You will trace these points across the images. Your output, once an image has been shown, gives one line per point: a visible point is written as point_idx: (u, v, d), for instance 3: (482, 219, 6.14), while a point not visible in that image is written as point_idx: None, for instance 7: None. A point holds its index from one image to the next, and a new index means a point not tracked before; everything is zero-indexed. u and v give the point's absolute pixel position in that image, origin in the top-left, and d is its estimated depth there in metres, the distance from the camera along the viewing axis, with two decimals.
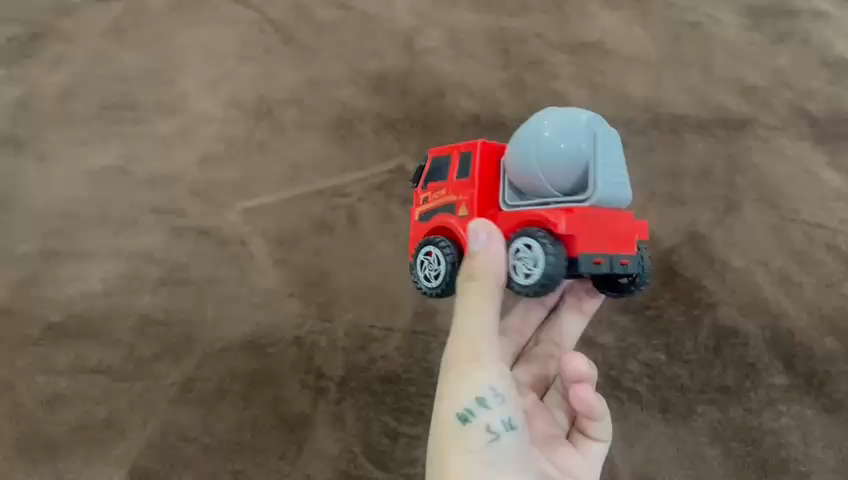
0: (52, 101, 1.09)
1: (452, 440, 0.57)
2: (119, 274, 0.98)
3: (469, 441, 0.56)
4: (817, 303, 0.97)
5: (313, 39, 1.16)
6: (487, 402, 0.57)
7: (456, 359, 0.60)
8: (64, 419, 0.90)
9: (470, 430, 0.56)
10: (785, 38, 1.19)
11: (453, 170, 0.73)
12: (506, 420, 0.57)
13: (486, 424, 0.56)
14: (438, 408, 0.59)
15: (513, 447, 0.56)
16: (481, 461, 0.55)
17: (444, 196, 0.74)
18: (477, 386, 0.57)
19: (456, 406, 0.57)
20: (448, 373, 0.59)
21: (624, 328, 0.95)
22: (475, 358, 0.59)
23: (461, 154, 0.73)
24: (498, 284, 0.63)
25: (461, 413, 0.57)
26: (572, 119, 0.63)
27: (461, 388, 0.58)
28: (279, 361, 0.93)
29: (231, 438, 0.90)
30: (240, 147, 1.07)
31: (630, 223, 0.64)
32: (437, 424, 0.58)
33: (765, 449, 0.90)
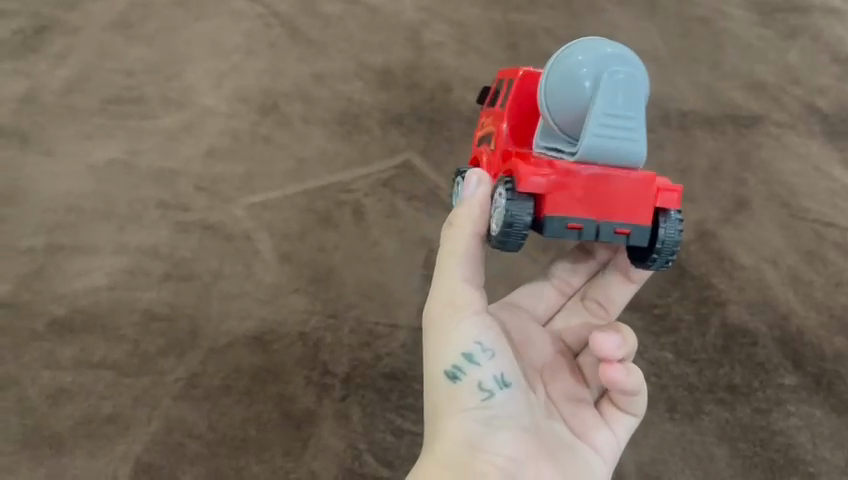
0: (57, 95, 1.09)
1: (445, 396, 0.63)
2: (123, 269, 0.97)
3: (461, 397, 0.62)
4: (826, 303, 0.97)
5: (319, 33, 1.15)
6: (474, 358, 0.63)
7: (443, 314, 0.65)
8: (69, 414, 0.90)
9: (462, 386, 0.63)
10: (795, 33, 1.18)
11: (501, 97, 0.82)
12: (497, 377, 0.63)
13: (477, 380, 0.62)
14: (431, 367, 0.65)
15: (506, 399, 0.62)
16: (475, 417, 0.62)
17: (489, 126, 0.83)
18: (465, 342, 0.63)
19: (446, 365, 0.64)
20: (436, 332, 0.65)
21: (631, 327, 0.94)
22: (458, 315, 0.64)
23: (509, 82, 0.81)
24: (478, 230, 0.65)
25: (452, 370, 0.63)
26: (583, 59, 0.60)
27: (449, 346, 0.64)
28: (284, 357, 0.93)
29: (237, 433, 0.89)
30: (245, 142, 1.07)
31: (627, 185, 0.61)
32: (430, 382, 0.65)
33: (773, 449, 0.89)
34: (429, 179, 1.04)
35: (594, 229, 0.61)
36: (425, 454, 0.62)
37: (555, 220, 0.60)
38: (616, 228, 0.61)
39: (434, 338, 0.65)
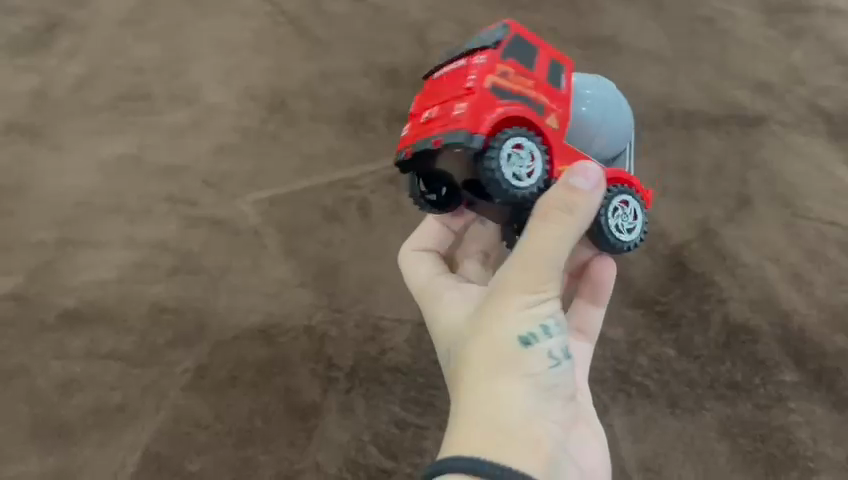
0: (68, 92, 1.11)
1: (510, 362, 0.56)
2: (132, 262, 0.99)
3: (529, 366, 0.56)
4: (830, 301, 0.97)
5: (326, 32, 1.17)
6: (550, 330, 0.57)
7: (525, 277, 0.57)
8: (78, 403, 0.91)
9: (531, 354, 0.57)
10: (800, 34, 1.18)
11: (543, 68, 0.59)
12: (562, 349, 0.58)
13: (547, 351, 0.57)
14: (493, 326, 0.57)
15: (565, 374, 0.59)
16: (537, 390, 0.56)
17: (532, 90, 0.57)
18: (543, 312, 0.57)
19: (519, 332, 0.57)
20: (508, 291, 0.57)
21: (634, 322, 0.95)
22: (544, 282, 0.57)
23: (553, 59, 0.60)
24: (589, 213, 0.56)
25: (524, 336, 0.57)
26: (607, 95, 0.63)
27: (522, 312, 0.57)
28: (290, 350, 0.93)
29: (243, 424, 0.90)
30: (253, 139, 1.08)
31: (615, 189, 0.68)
32: (490, 341, 0.57)
33: (774, 444, 0.89)
34: None
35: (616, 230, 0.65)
36: (470, 414, 0.55)
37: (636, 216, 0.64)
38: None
39: (503, 295, 0.58)
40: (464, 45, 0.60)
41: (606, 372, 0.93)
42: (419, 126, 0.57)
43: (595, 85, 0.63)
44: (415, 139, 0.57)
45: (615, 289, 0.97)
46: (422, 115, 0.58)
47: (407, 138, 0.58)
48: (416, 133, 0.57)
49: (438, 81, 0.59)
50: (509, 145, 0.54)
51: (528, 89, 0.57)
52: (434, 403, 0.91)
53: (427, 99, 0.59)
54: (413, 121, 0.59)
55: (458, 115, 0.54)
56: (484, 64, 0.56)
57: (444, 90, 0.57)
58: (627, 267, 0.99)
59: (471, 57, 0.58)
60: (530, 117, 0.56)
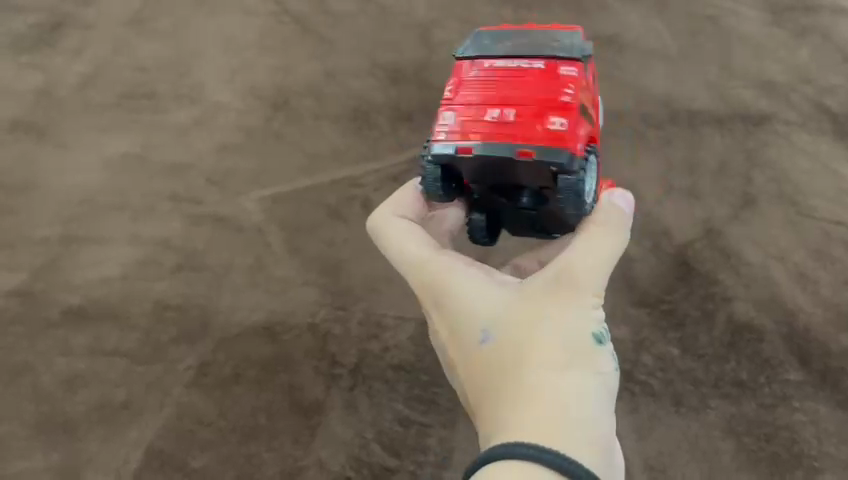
0: (72, 90, 1.11)
1: (583, 357, 0.60)
2: (136, 259, 0.99)
3: (600, 361, 0.60)
4: (834, 300, 0.96)
5: (330, 31, 1.16)
6: (605, 332, 0.63)
7: (589, 282, 0.63)
8: (82, 400, 0.91)
9: (602, 352, 0.61)
10: (806, 33, 1.18)
11: (596, 92, 0.67)
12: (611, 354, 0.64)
13: (609, 351, 0.62)
14: (560, 320, 0.61)
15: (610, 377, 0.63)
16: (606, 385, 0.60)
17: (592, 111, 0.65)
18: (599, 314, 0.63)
19: (589, 328, 0.61)
20: (575, 295, 0.62)
21: (639, 321, 0.95)
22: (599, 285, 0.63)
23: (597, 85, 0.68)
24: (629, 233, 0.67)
25: (596, 335, 0.61)
26: None
27: (588, 314, 0.62)
28: (293, 347, 0.93)
29: (247, 421, 0.90)
30: (257, 137, 1.08)
31: None
32: (565, 336, 0.60)
33: (778, 443, 0.89)
34: None
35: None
36: (557, 402, 0.57)
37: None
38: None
39: (571, 298, 0.62)
40: (541, 48, 0.64)
41: None
42: (497, 125, 0.60)
43: None
44: (497, 140, 0.59)
45: (619, 288, 0.97)
46: (496, 113, 0.61)
47: (483, 134, 0.60)
48: (500, 133, 0.60)
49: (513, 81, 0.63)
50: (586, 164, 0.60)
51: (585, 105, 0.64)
52: (437, 401, 0.91)
53: (495, 96, 0.62)
54: (481, 115, 0.61)
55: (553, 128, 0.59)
56: (568, 78, 0.62)
57: (526, 95, 0.61)
58: (632, 266, 0.98)
59: (555, 68, 0.63)
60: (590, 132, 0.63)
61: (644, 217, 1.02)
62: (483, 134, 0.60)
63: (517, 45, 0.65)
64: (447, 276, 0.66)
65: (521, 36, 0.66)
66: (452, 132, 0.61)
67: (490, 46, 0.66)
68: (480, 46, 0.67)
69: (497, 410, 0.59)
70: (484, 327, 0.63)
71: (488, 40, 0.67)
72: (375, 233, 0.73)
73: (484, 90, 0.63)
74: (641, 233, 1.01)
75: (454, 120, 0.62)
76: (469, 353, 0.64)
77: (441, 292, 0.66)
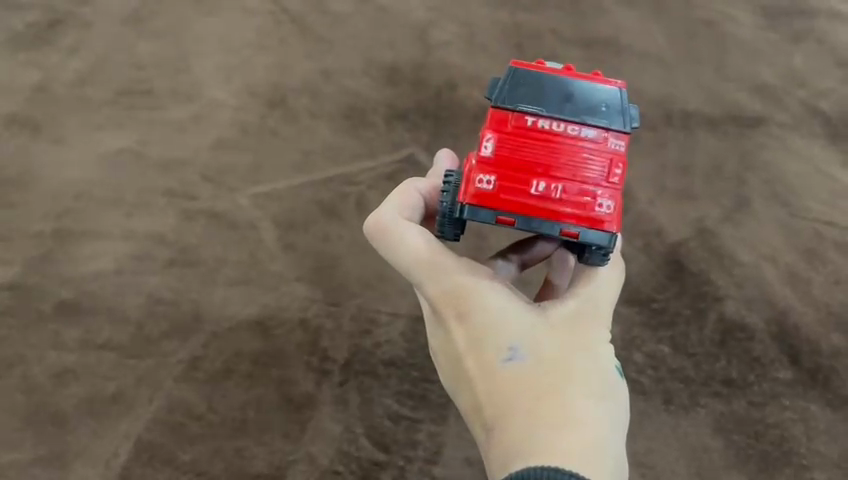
0: (69, 86, 1.12)
1: (607, 387, 0.61)
2: (129, 254, 0.99)
3: (619, 394, 0.62)
4: (825, 300, 0.97)
5: (327, 29, 1.17)
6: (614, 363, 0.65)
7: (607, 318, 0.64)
8: (72, 393, 0.91)
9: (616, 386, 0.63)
10: (801, 37, 1.18)
11: None
12: None
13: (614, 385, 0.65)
14: (588, 351, 0.62)
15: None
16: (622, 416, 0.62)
17: None
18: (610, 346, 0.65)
19: (608, 361, 0.62)
20: (598, 329, 0.63)
21: (629, 320, 0.95)
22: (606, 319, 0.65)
23: None
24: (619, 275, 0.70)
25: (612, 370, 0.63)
26: None
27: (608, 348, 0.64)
28: (285, 342, 0.94)
29: (237, 415, 0.91)
30: (253, 134, 1.09)
31: None
32: (594, 367, 0.61)
33: (768, 442, 0.90)
34: None
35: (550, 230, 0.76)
36: (594, 433, 0.57)
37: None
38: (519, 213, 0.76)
39: (596, 331, 0.63)
40: (584, 114, 0.61)
41: None
42: (541, 201, 0.60)
43: None
44: (540, 218, 0.60)
45: None
46: (539, 186, 0.60)
47: (525, 208, 0.60)
48: (541, 210, 0.60)
49: (551, 149, 0.61)
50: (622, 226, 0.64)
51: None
52: (427, 397, 0.91)
53: (534, 161, 0.61)
54: (522, 186, 0.60)
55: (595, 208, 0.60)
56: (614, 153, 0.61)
57: (568, 167, 0.60)
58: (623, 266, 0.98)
59: (602, 140, 0.61)
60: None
61: (637, 216, 1.02)
62: (524, 209, 0.60)
63: (559, 103, 0.62)
64: (476, 284, 0.61)
65: (563, 87, 0.62)
66: (491, 199, 0.60)
67: (529, 95, 0.62)
68: (517, 91, 0.62)
69: (529, 430, 0.57)
70: (514, 344, 0.60)
71: (526, 85, 0.62)
72: (381, 232, 0.65)
73: (520, 155, 0.61)
74: (633, 233, 1.00)
75: (494, 185, 0.60)
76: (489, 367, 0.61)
77: (467, 300, 0.61)
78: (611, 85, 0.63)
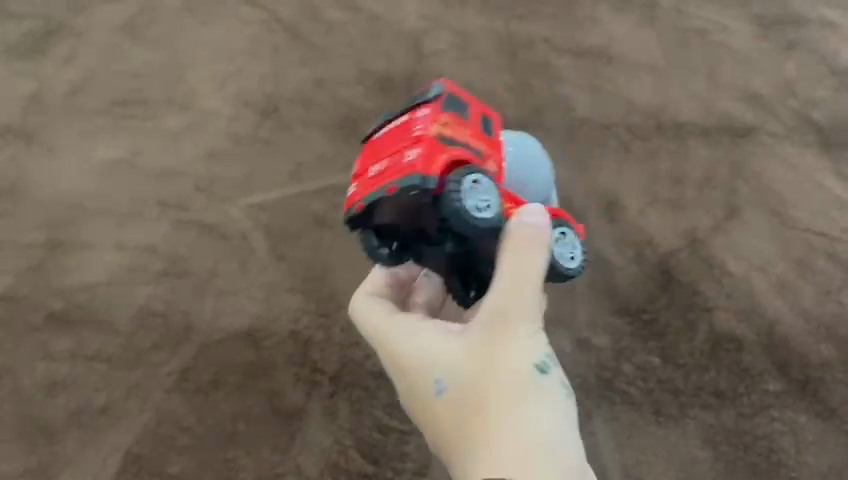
0: (63, 96, 1.12)
1: (530, 394, 0.59)
2: (121, 264, 0.99)
3: (551, 394, 0.60)
4: (815, 311, 0.97)
5: (321, 38, 1.18)
6: (550, 359, 0.62)
7: (523, 314, 0.61)
8: (63, 404, 0.91)
9: (549, 380, 0.61)
10: (795, 45, 1.19)
11: (482, 128, 0.64)
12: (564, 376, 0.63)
13: (558, 378, 0.62)
14: (506, 363, 0.60)
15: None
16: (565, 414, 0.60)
17: (473, 141, 0.62)
18: (539, 343, 0.62)
19: (528, 365, 0.60)
20: (516, 332, 0.61)
21: (620, 331, 0.95)
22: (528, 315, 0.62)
23: (483, 116, 0.65)
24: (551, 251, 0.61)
25: (538, 364, 0.61)
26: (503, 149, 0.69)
27: (533, 345, 0.61)
28: (275, 353, 0.94)
29: (226, 427, 0.91)
30: (245, 144, 1.09)
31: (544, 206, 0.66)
32: (511, 376, 0.60)
33: (756, 453, 0.90)
34: None
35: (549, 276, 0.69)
36: (520, 448, 0.57)
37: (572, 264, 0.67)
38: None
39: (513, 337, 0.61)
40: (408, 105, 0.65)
41: (590, 380, 0.93)
42: (374, 179, 0.61)
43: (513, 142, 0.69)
44: (372, 193, 0.60)
45: (602, 297, 0.97)
46: (374, 170, 0.62)
47: (364, 190, 0.61)
48: (372, 185, 0.60)
49: (387, 139, 0.63)
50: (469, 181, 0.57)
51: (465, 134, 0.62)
52: None
53: (374, 155, 0.63)
54: (364, 176, 0.62)
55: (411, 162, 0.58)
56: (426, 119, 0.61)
57: (394, 144, 0.62)
58: (614, 276, 0.98)
59: (415, 113, 0.63)
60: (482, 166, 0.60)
61: (627, 227, 1.02)
62: (363, 191, 0.61)
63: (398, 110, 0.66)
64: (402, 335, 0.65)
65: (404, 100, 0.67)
66: (350, 200, 0.63)
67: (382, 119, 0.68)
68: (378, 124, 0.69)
69: (471, 455, 0.60)
70: (437, 380, 0.61)
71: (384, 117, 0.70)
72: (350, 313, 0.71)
73: (367, 156, 0.64)
74: (624, 244, 1.01)
75: (351, 188, 0.64)
76: (425, 401, 0.63)
77: (396, 352, 0.65)
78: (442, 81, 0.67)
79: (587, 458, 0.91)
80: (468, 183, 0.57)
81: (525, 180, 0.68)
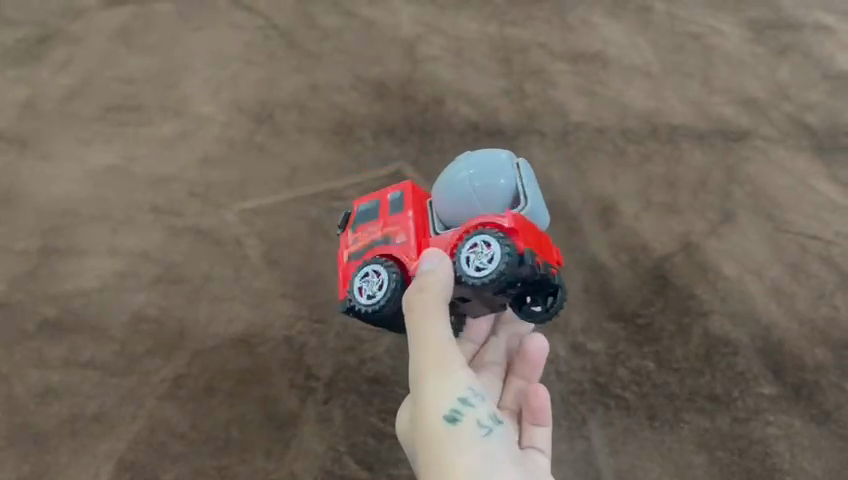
0: (58, 102, 1.13)
1: (440, 443, 0.59)
2: (115, 271, 0.99)
3: (462, 439, 0.59)
4: (809, 314, 0.96)
5: (316, 45, 1.20)
6: (470, 400, 0.61)
7: (432, 362, 0.62)
8: (54, 412, 0.90)
9: (462, 427, 0.60)
10: (787, 50, 1.20)
11: (383, 209, 0.74)
12: (490, 414, 0.61)
13: (475, 419, 0.60)
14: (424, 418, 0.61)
15: (500, 439, 0.61)
16: (482, 454, 0.59)
17: (380, 229, 0.73)
18: (456, 387, 0.61)
19: (437, 418, 0.60)
20: (429, 383, 0.62)
21: (614, 335, 0.95)
22: (444, 366, 0.62)
23: (389, 196, 0.75)
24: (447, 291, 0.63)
25: (448, 414, 0.60)
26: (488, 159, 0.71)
27: (446, 392, 0.61)
28: (270, 359, 0.93)
29: (219, 434, 0.89)
30: (240, 149, 1.10)
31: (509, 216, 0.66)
32: (427, 430, 0.60)
33: (751, 458, 0.88)
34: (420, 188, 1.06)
35: (548, 269, 0.65)
36: None
37: (530, 255, 0.63)
38: (549, 265, 0.66)
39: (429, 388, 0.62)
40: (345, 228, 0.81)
41: (584, 384, 0.93)
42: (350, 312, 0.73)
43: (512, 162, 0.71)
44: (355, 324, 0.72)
45: (595, 301, 0.97)
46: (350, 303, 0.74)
47: None
48: None
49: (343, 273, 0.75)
50: (364, 278, 0.68)
51: (372, 230, 0.73)
52: None
53: None
54: None
55: (344, 276, 0.73)
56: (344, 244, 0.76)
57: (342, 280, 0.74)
58: (608, 280, 0.98)
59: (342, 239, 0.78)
60: (386, 247, 0.70)
61: (622, 231, 1.02)
62: None
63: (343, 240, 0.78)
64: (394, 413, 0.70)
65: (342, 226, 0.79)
66: None
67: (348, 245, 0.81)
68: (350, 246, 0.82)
69: None
70: None
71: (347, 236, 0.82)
72: None
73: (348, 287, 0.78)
74: (619, 248, 1.01)
75: None
76: None
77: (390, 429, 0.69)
78: (353, 207, 0.78)
79: (582, 463, 0.89)
80: (360, 283, 0.68)
81: (490, 192, 0.69)
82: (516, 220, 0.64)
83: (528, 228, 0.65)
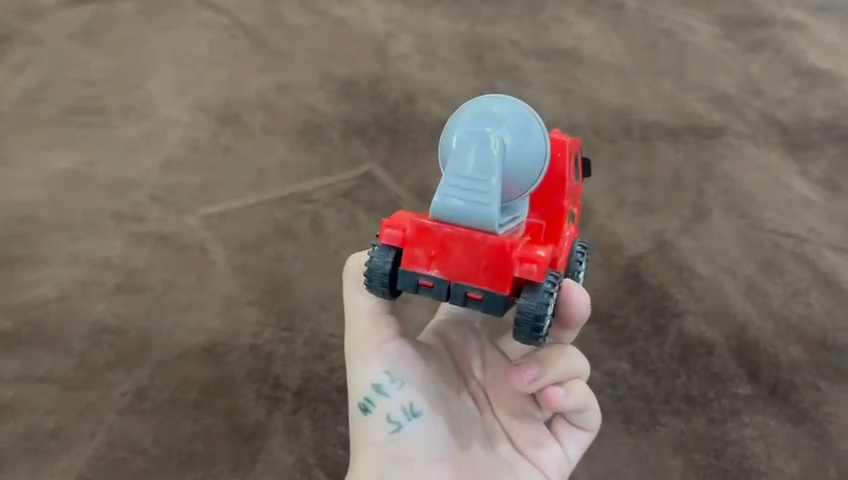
0: (15, 104, 1.10)
1: (355, 431, 0.57)
2: (74, 280, 0.95)
3: (371, 432, 0.56)
4: (783, 312, 0.95)
5: (286, 45, 1.19)
6: (383, 390, 0.56)
7: (354, 340, 0.58)
8: (11, 429, 0.85)
9: (373, 419, 0.56)
10: (758, 47, 1.22)
11: None
12: (406, 407, 0.56)
13: (386, 413, 0.56)
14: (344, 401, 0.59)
15: (416, 434, 0.55)
16: (386, 450, 0.55)
17: None
18: (370, 372, 0.56)
19: (352, 405, 0.57)
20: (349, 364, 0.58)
21: (588, 338, 0.92)
22: (364, 348, 0.57)
23: None
24: None
25: (361, 402, 0.57)
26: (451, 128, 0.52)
27: (359, 378, 0.57)
28: (235, 369, 0.89)
29: (183, 448, 0.84)
30: (204, 152, 1.07)
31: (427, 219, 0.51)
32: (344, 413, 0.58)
33: (728, 460, 0.85)
34: (391, 190, 1.03)
35: (447, 288, 0.49)
36: None
37: (408, 274, 0.50)
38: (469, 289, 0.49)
39: (348, 370, 0.58)
40: None
41: None
42: None
43: (465, 134, 0.50)
44: None
45: None
46: None
47: None
48: None
49: None
50: None
51: None
52: None
53: None
54: None
55: None
56: None
57: None
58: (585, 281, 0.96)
59: None
60: None
61: (597, 231, 1.00)
62: None
63: None
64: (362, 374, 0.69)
65: None
66: None
67: None
68: None
69: None
70: None
71: None
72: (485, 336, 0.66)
73: None
74: (593, 248, 0.99)
75: None
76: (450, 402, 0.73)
77: None
78: None
79: None
80: None
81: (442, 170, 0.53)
82: (408, 226, 0.51)
83: (429, 236, 0.50)
